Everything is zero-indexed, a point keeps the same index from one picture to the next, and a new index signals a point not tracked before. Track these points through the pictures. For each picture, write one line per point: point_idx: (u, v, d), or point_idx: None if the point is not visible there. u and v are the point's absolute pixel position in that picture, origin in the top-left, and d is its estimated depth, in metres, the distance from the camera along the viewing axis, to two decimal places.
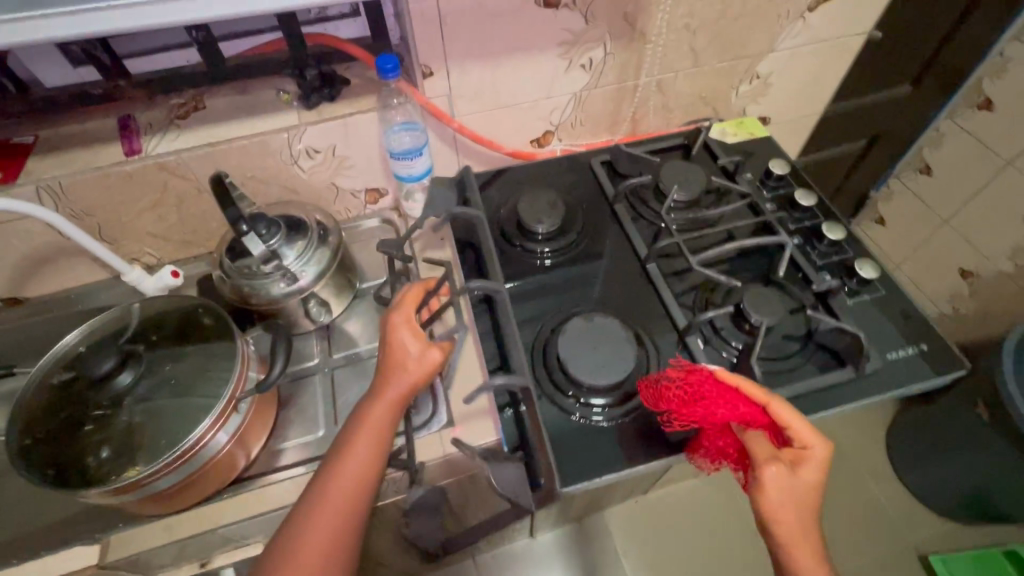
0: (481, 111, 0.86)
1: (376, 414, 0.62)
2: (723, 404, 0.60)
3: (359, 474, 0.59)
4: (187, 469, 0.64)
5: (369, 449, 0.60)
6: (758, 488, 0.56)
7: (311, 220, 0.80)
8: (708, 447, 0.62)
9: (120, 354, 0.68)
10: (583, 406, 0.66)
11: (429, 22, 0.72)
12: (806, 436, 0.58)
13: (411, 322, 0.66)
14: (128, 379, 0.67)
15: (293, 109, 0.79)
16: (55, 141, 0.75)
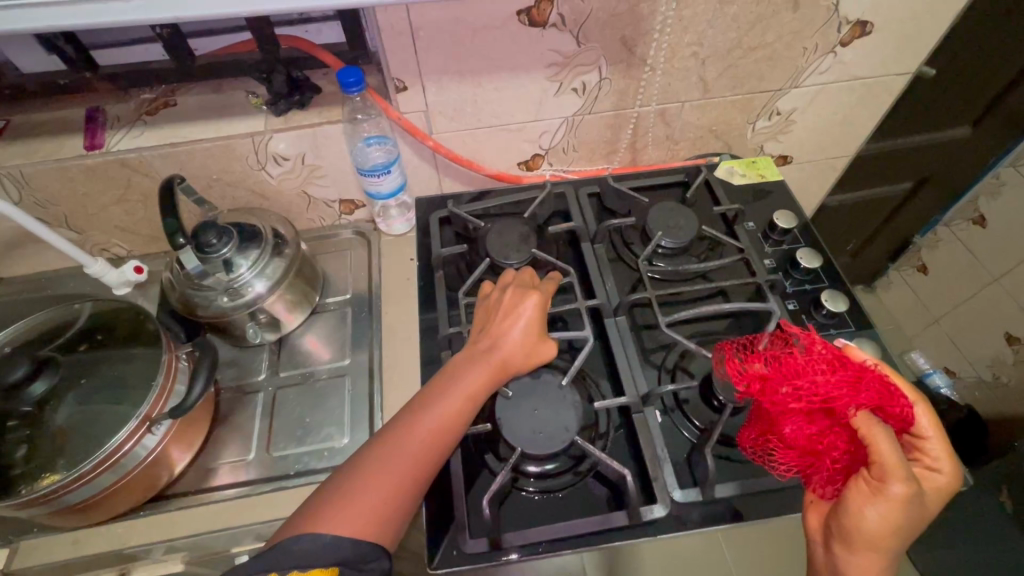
0: (463, 130, 0.80)
1: (476, 380, 0.59)
2: (848, 386, 0.49)
3: (436, 434, 0.56)
4: (94, 489, 0.62)
5: (452, 412, 0.57)
6: (877, 493, 0.47)
7: (266, 229, 0.76)
8: (810, 429, 0.51)
9: (36, 362, 0.65)
10: (537, 480, 0.60)
11: (401, 34, 0.66)
12: (940, 456, 0.50)
13: (537, 307, 0.64)
14: (41, 389, 0.64)
15: (261, 113, 0.75)
16: (22, 129, 0.74)
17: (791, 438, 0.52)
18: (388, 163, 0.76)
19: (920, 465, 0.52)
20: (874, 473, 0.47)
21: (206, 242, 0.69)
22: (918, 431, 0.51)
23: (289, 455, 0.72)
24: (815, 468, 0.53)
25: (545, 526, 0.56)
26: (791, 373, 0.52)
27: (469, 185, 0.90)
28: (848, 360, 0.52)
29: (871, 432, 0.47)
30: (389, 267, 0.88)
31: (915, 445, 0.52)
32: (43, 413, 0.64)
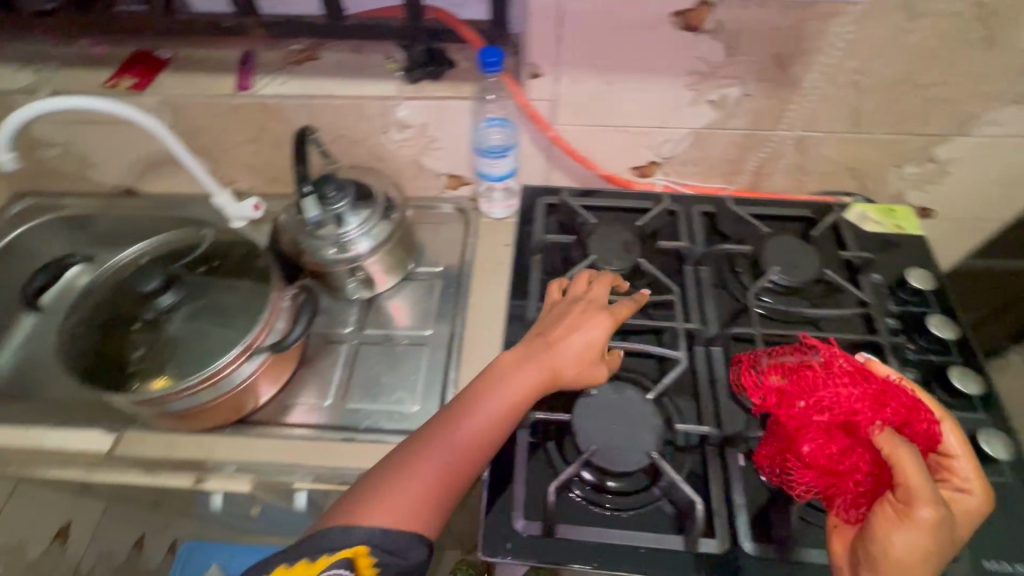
0: (582, 125, 0.78)
1: (524, 387, 0.57)
2: (870, 401, 0.49)
3: (478, 437, 0.55)
4: (193, 402, 0.67)
5: (498, 417, 0.56)
6: (903, 517, 0.44)
7: (379, 192, 0.79)
8: (829, 446, 0.50)
9: (165, 277, 0.73)
10: (597, 492, 0.58)
11: (546, 20, 0.66)
12: (970, 477, 0.48)
13: (604, 328, 0.61)
14: (167, 301, 0.72)
15: (395, 79, 0.78)
16: (184, 62, 0.81)
17: (810, 456, 0.51)
18: (506, 149, 0.78)
19: (948, 487, 0.49)
20: (900, 495, 0.44)
21: (325, 195, 0.73)
22: (946, 450, 0.50)
23: (360, 411, 0.75)
24: (837, 490, 0.50)
25: (595, 527, 0.55)
26: (811, 387, 0.52)
27: (575, 182, 0.88)
28: (868, 374, 0.52)
29: (894, 448, 0.45)
30: (481, 248, 0.88)
31: (942, 465, 0.50)
32: (166, 322, 0.71)
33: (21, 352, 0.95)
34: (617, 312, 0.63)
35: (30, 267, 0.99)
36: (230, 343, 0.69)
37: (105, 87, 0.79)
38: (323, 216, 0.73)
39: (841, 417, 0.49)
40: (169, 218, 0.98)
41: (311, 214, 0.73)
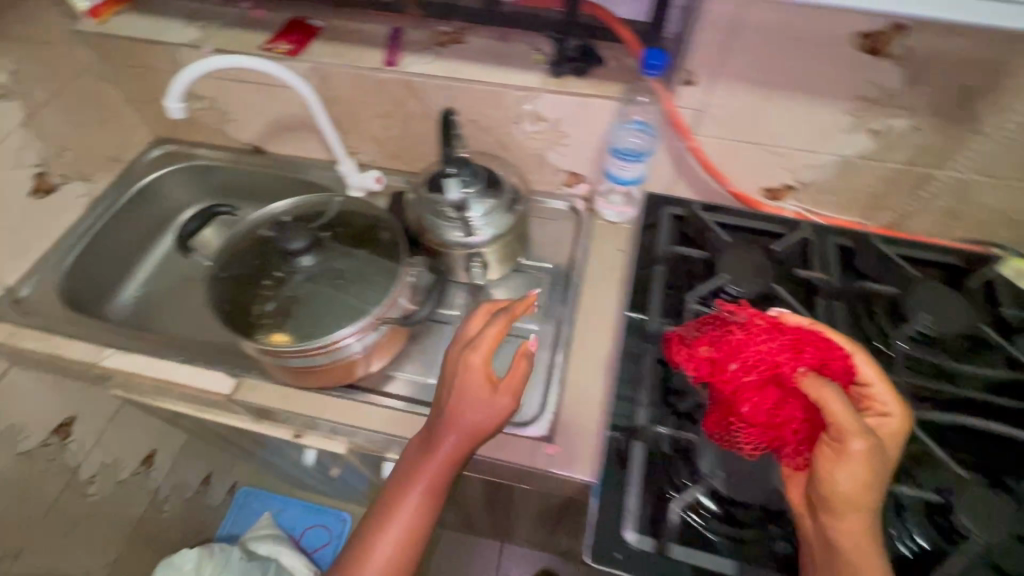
0: (722, 138, 0.76)
1: (440, 452, 0.57)
2: (789, 351, 0.53)
3: (417, 508, 0.56)
4: (310, 361, 0.70)
5: (428, 486, 0.56)
6: (839, 454, 0.46)
7: (507, 183, 0.78)
8: (765, 406, 0.53)
9: (310, 238, 0.75)
10: (713, 518, 0.57)
11: (717, 28, 0.64)
12: (889, 400, 0.52)
13: (483, 367, 0.58)
14: (308, 263, 0.74)
15: (538, 71, 0.77)
16: (335, 33, 0.84)
17: (751, 415, 0.53)
18: (638, 155, 0.77)
19: (871, 414, 0.52)
20: (833, 435, 0.47)
21: (461, 179, 0.74)
22: (864, 380, 0.53)
23: None
24: (780, 442, 0.53)
25: (710, 553, 0.54)
26: (735, 349, 0.56)
27: (699, 195, 0.86)
28: (784, 328, 0.56)
29: (814, 389, 0.48)
30: (595, 250, 0.86)
31: (865, 396, 0.53)
32: (293, 281, 0.73)
33: (145, 286, 1.02)
34: (486, 340, 0.59)
35: (161, 209, 1.06)
36: (353, 315, 0.71)
37: (262, 49, 0.83)
38: (458, 198, 0.74)
39: (767, 371, 0.53)
40: (291, 180, 1.02)
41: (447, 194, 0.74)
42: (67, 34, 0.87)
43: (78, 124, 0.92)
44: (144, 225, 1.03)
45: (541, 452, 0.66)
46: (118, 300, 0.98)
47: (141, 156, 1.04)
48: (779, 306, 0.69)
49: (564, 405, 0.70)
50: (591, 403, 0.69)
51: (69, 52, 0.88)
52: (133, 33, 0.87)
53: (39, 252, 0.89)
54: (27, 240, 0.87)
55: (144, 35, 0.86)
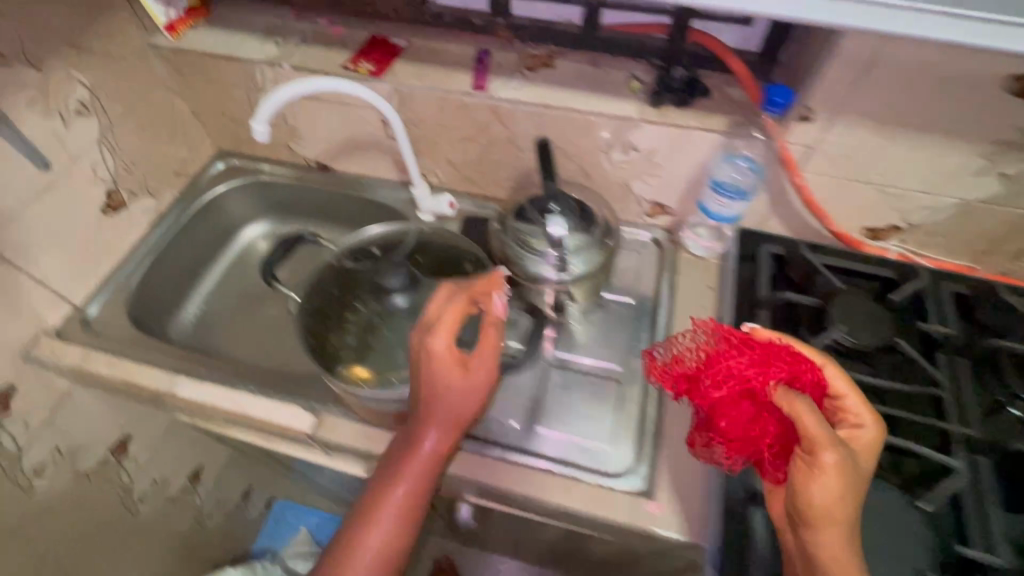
0: (832, 176, 0.72)
1: (427, 441, 0.57)
2: (758, 366, 0.54)
3: (403, 503, 0.56)
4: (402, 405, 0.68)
5: (416, 478, 0.56)
6: (812, 469, 0.48)
7: (599, 217, 0.74)
8: (739, 420, 0.54)
9: (405, 275, 0.72)
10: None
11: (853, 65, 0.59)
12: (862, 412, 0.53)
13: (450, 349, 0.57)
14: (399, 303, 0.70)
15: (636, 99, 0.74)
16: (419, 53, 0.81)
17: (729, 430, 0.54)
18: (738, 190, 0.72)
19: (846, 426, 0.54)
20: (806, 447, 0.49)
21: (553, 213, 0.71)
22: (837, 393, 0.54)
23: (556, 439, 0.72)
24: (757, 454, 0.54)
25: None
26: (709, 365, 0.56)
27: (792, 233, 0.81)
28: (752, 341, 0.57)
29: (787, 400, 0.50)
30: (681, 286, 0.83)
31: (837, 408, 0.55)
32: (380, 317, 0.70)
33: (205, 304, 0.99)
34: (452, 319, 0.58)
35: (222, 224, 1.03)
36: None
37: (344, 69, 0.80)
38: (558, 236, 0.71)
39: (739, 386, 0.53)
40: (358, 198, 0.99)
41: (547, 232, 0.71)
42: (142, 48, 0.85)
43: (148, 139, 0.90)
44: (205, 241, 1.01)
45: (643, 508, 0.65)
46: (179, 318, 0.96)
47: (204, 171, 1.01)
48: (901, 362, 0.65)
49: (661, 456, 0.69)
50: (692, 459, 0.68)
51: (143, 66, 0.86)
52: (209, 48, 0.84)
53: (107, 270, 0.87)
54: (96, 258, 0.85)
55: (220, 50, 0.84)
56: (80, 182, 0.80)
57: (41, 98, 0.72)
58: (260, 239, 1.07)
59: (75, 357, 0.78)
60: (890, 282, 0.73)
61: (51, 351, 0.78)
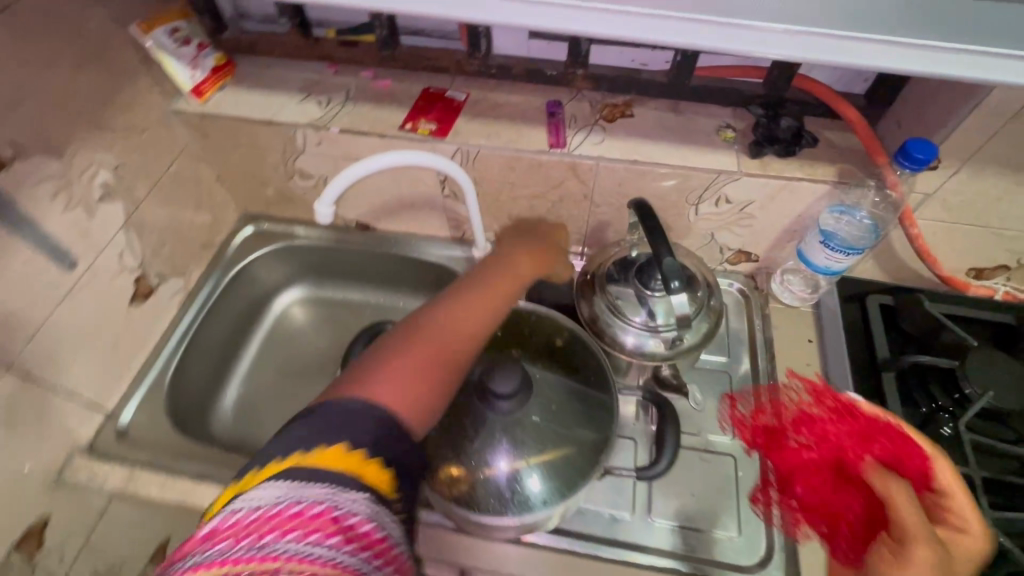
0: (946, 222, 0.67)
1: (514, 269, 0.61)
2: (858, 441, 0.57)
3: (477, 325, 0.53)
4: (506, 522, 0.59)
5: (500, 294, 0.57)
6: (895, 557, 0.42)
7: (700, 277, 0.68)
8: (815, 483, 0.62)
9: (517, 372, 0.58)
10: None
11: (998, 115, 0.55)
12: (968, 516, 0.47)
13: (549, 235, 0.71)
14: (508, 407, 0.58)
15: (731, 150, 0.68)
16: (482, 107, 0.73)
17: (804, 495, 0.63)
18: (850, 247, 0.66)
19: (946, 527, 0.47)
20: (895, 536, 0.43)
21: (653, 281, 0.64)
22: (938, 486, 0.49)
23: (678, 531, 0.65)
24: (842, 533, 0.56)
25: None
26: (802, 422, 0.66)
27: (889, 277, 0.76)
28: (857, 412, 0.59)
29: (884, 480, 0.47)
30: (781, 340, 0.77)
31: (941, 506, 0.48)
32: (479, 419, 0.60)
33: (244, 386, 0.90)
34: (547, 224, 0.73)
35: (253, 295, 0.94)
36: (571, 473, 0.60)
37: (402, 130, 0.72)
38: (664, 305, 0.64)
39: (827, 455, 0.61)
40: (405, 258, 0.91)
41: (651, 301, 0.65)
42: (164, 116, 0.75)
43: (173, 213, 0.80)
44: (238, 317, 0.91)
45: None
46: (219, 406, 0.86)
47: (231, 239, 0.92)
48: None
49: (798, 543, 0.63)
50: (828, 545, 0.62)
51: (165, 135, 0.76)
52: (241, 113, 0.75)
53: (139, 365, 0.77)
54: (128, 355, 0.76)
55: (255, 114, 0.75)
56: (106, 273, 0.71)
57: (63, 189, 0.63)
58: (295, 305, 0.98)
59: (117, 478, 0.68)
60: (1009, 329, 0.70)
61: (88, 473, 0.68)
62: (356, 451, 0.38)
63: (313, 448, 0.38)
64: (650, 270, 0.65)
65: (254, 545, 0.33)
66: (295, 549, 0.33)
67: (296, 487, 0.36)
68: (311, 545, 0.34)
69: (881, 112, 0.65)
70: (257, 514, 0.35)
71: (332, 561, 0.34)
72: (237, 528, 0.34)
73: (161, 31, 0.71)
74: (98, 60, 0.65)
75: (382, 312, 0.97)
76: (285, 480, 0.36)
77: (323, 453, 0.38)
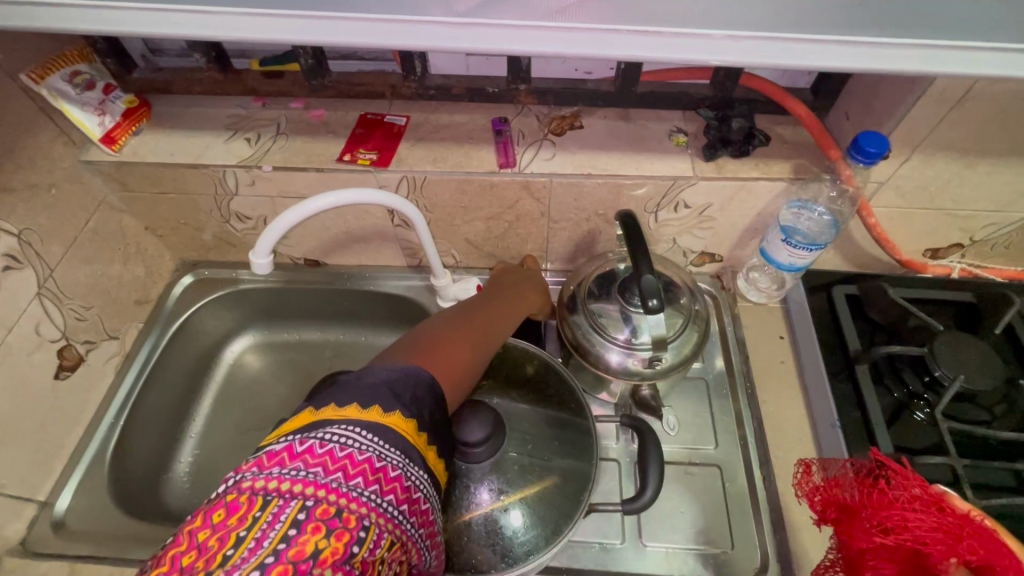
0: (900, 207, 0.68)
1: (522, 294, 0.68)
2: (944, 538, 0.43)
3: (493, 333, 0.59)
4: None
5: (509, 311, 0.64)
6: None
7: (679, 282, 0.67)
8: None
9: (490, 418, 0.56)
10: None
11: (945, 102, 0.55)
12: None
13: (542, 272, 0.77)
14: (484, 456, 0.56)
15: (685, 155, 0.66)
16: (424, 130, 0.69)
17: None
18: (811, 243, 0.65)
19: None
20: None
21: (634, 297, 0.62)
22: None
23: (672, 553, 0.63)
24: None
25: None
26: (874, 506, 0.47)
27: (851, 264, 0.77)
28: (944, 505, 0.45)
29: None
30: (754, 338, 0.76)
31: None
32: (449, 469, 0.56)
33: (198, 447, 0.82)
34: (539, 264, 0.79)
35: (200, 348, 0.87)
36: (553, 519, 0.56)
37: (341, 162, 0.67)
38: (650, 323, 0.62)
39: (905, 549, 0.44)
40: (360, 292, 0.86)
41: (636, 320, 0.62)
42: (74, 167, 0.69)
43: (98, 272, 0.73)
44: (185, 373, 0.84)
45: None
46: (172, 475, 0.79)
47: (169, 290, 0.85)
48: (1009, 393, 0.63)
49: (793, 549, 0.61)
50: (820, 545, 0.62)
51: (78, 190, 0.70)
52: (162, 158, 0.69)
53: (72, 444, 0.70)
54: (57, 434, 0.68)
55: (177, 157, 0.69)
56: (22, 349, 0.64)
57: None
58: (248, 352, 0.91)
59: None
60: (969, 308, 0.70)
61: None
62: (411, 422, 0.41)
63: (393, 412, 0.41)
64: (633, 286, 0.62)
65: (344, 485, 0.36)
66: (377, 502, 0.37)
67: (380, 443, 0.39)
68: (386, 504, 0.38)
69: (829, 102, 0.65)
70: (346, 456, 0.37)
71: (398, 522, 0.38)
72: (326, 459, 0.37)
73: (59, 77, 0.64)
74: None
75: (343, 349, 0.91)
76: (371, 435, 0.39)
77: (398, 421, 0.41)
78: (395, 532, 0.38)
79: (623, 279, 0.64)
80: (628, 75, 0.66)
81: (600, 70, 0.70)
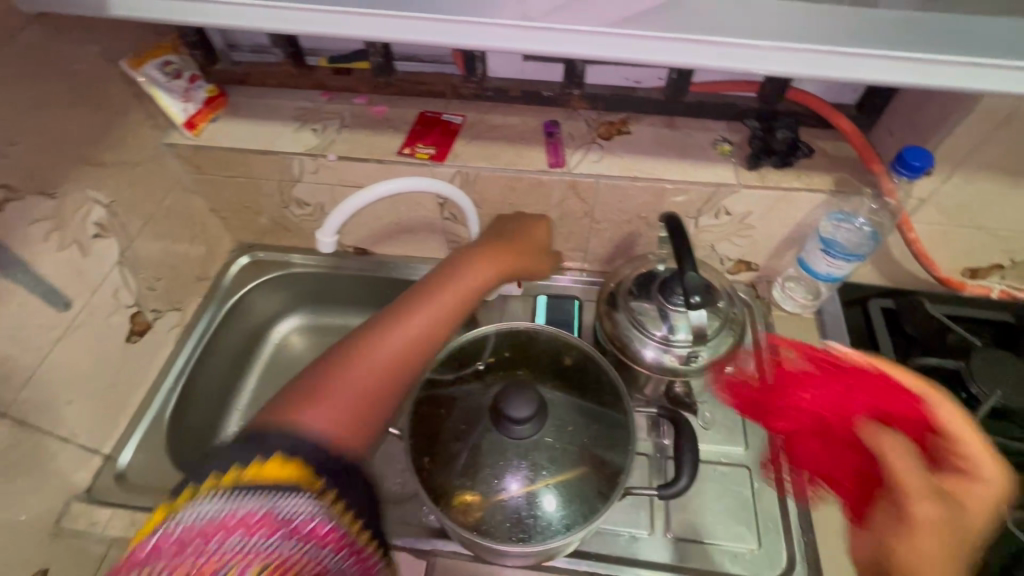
0: (941, 225, 0.69)
1: (482, 272, 0.59)
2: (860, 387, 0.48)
3: (431, 330, 0.50)
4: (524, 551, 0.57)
5: (459, 298, 0.55)
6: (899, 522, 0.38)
7: (721, 287, 0.69)
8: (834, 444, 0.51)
9: (535, 399, 0.59)
10: None
11: (990, 121, 0.57)
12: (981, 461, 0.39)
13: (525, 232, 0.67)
14: (528, 434, 0.59)
15: (729, 163, 0.69)
16: (478, 129, 0.74)
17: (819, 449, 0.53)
18: (849, 254, 0.67)
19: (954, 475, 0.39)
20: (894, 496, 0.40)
21: (674, 296, 0.64)
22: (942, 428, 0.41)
23: (699, 548, 0.65)
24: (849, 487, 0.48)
25: None
26: None
27: (888, 280, 0.78)
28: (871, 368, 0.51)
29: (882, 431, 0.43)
30: None
31: (947, 450, 0.41)
32: (495, 444, 0.59)
33: (244, 420, 0.87)
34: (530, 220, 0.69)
35: (250, 325, 0.92)
36: (590, 499, 0.59)
37: (401, 155, 0.72)
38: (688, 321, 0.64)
39: None
40: (403, 282, 0.90)
41: (674, 317, 0.64)
42: (157, 149, 0.75)
43: (168, 247, 0.79)
44: (235, 348, 0.89)
45: None
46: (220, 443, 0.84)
47: (226, 269, 0.90)
48: None
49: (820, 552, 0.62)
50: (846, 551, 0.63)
51: (157, 170, 0.75)
52: (236, 144, 0.75)
53: (135, 404, 0.75)
54: (123, 393, 0.73)
55: (249, 144, 0.74)
56: (101, 312, 0.69)
57: (57, 231, 0.61)
58: (294, 334, 0.96)
59: (120, 524, 0.66)
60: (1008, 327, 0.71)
61: (87, 519, 0.65)
62: (273, 459, 0.35)
63: (247, 462, 0.34)
64: (674, 285, 0.64)
65: (195, 558, 0.31)
66: (245, 551, 0.32)
67: (233, 501, 0.33)
68: (259, 546, 0.33)
69: (873, 118, 0.67)
70: (189, 532, 0.32)
71: (283, 556, 0.33)
72: (169, 544, 0.32)
73: (152, 65, 0.70)
74: (88, 98, 0.64)
75: None
76: (217, 491, 0.33)
77: (256, 465, 0.34)
78: (276, 559, 0.33)
79: (664, 278, 0.66)
80: (678, 84, 0.69)
81: (651, 77, 0.73)
